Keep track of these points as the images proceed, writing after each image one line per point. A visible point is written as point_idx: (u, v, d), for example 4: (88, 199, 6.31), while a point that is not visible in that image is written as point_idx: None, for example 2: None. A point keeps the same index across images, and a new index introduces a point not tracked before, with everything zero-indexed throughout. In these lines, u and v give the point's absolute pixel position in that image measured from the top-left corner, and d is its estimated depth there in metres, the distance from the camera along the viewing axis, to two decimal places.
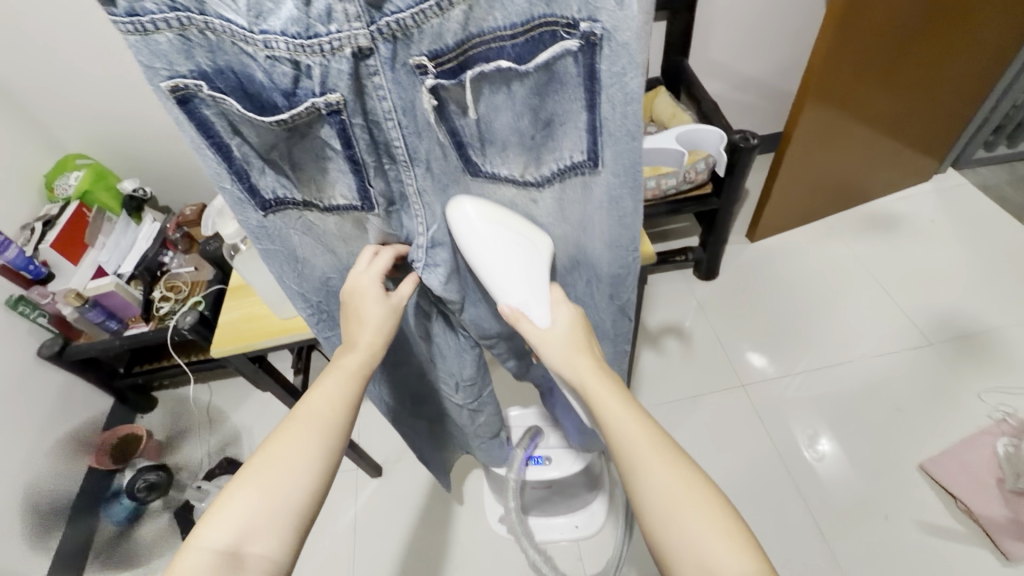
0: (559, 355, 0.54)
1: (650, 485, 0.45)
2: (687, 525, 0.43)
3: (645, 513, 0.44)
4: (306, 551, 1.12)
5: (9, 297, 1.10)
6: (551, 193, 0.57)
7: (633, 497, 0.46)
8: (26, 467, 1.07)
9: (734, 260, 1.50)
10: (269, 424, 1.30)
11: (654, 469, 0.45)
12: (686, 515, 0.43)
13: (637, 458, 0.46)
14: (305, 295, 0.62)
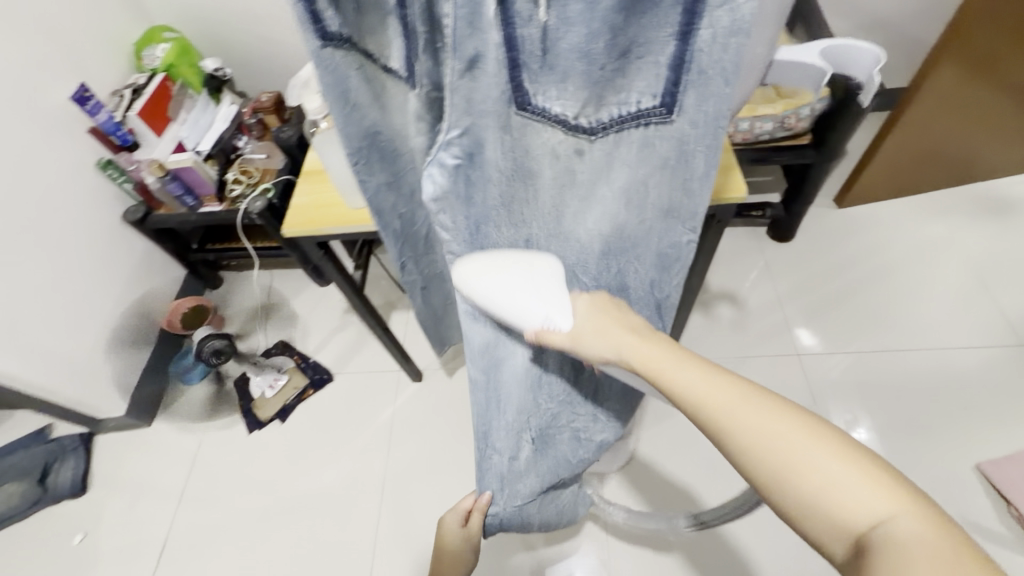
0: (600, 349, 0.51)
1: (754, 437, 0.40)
2: (807, 457, 0.38)
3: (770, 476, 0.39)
4: (346, 436, 1.19)
5: (99, 159, 1.18)
6: (604, 144, 0.51)
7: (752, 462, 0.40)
8: (108, 318, 1.17)
9: (814, 224, 1.38)
10: (322, 316, 1.37)
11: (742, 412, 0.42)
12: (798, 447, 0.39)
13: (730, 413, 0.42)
14: (351, 142, 0.55)
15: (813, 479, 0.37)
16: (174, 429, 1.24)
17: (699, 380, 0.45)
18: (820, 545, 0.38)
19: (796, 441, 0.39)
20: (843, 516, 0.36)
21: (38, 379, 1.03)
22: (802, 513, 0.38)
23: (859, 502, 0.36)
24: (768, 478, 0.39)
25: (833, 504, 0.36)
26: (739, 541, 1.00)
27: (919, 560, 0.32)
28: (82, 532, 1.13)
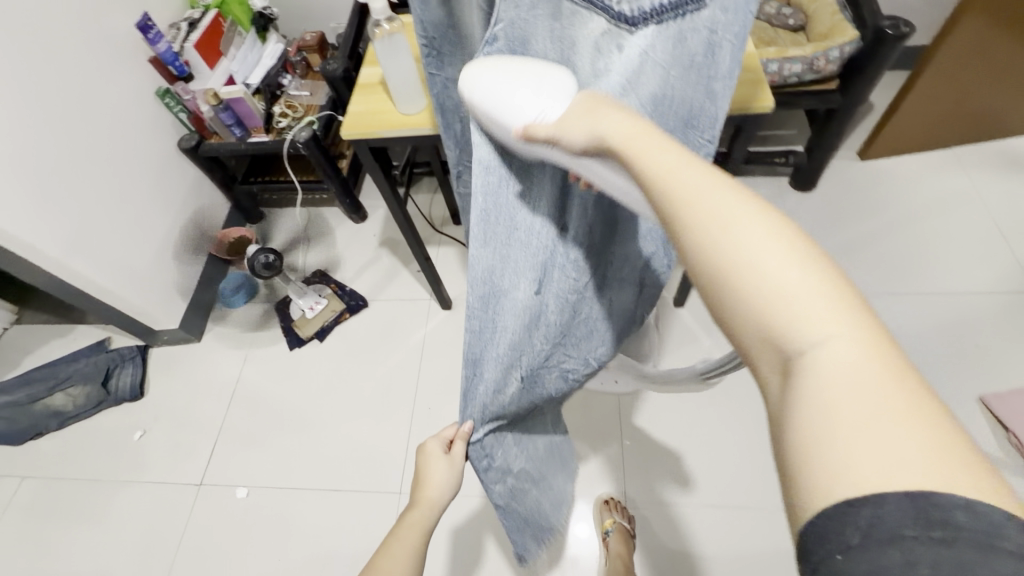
0: (578, 128, 0.40)
1: (731, 230, 0.31)
2: (788, 275, 0.29)
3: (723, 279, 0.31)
4: (379, 356, 1.28)
5: (157, 88, 1.25)
6: (641, 39, 0.45)
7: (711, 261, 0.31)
8: (164, 238, 1.27)
9: (836, 176, 1.41)
10: (358, 249, 1.45)
11: (727, 209, 0.31)
12: (780, 271, 0.29)
13: (716, 209, 0.32)
14: (424, 27, 0.62)
15: (774, 295, 0.29)
16: (222, 345, 1.35)
17: (676, 159, 0.35)
18: (748, 358, 0.31)
19: (771, 246, 0.30)
20: (786, 324, 0.28)
21: (106, 284, 1.13)
22: (746, 327, 0.30)
23: (816, 314, 0.28)
24: (721, 289, 0.30)
25: (788, 322, 0.28)
26: (747, 460, 1.07)
27: (857, 394, 0.26)
28: (142, 430, 1.25)
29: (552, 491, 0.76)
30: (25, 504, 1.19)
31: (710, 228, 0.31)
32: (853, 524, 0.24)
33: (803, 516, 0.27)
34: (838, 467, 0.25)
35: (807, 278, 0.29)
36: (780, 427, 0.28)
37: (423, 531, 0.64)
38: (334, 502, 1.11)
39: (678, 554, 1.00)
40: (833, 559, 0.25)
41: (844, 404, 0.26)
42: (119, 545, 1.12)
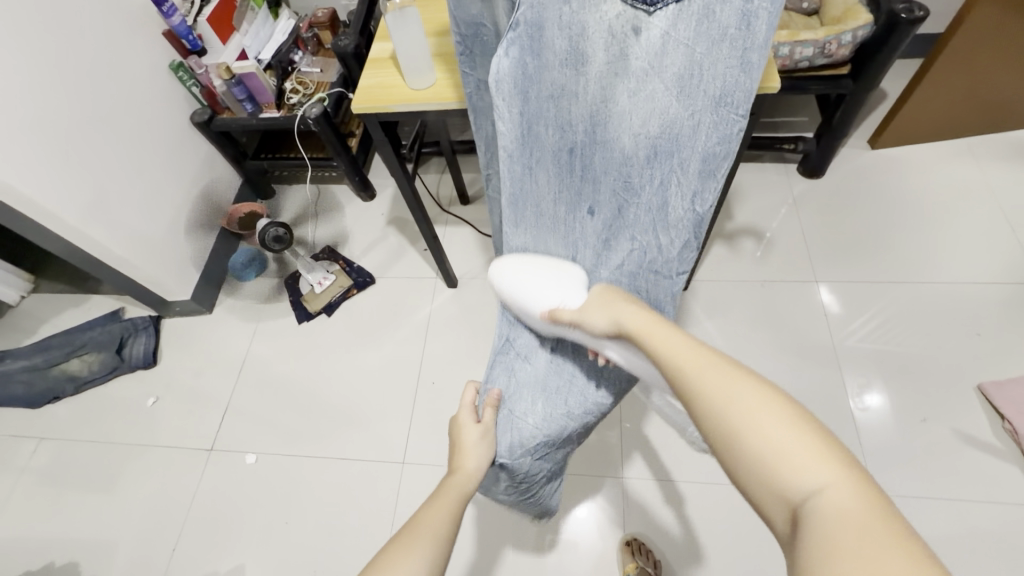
0: (597, 316, 0.63)
1: (720, 398, 0.44)
2: (770, 429, 0.40)
3: (728, 447, 0.42)
4: (385, 332, 1.31)
5: (170, 62, 1.27)
6: (663, 22, 0.56)
7: (721, 445, 0.43)
8: (178, 210, 1.29)
9: (845, 164, 1.41)
10: (366, 227, 1.47)
11: (717, 384, 0.45)
12: (765, 425, 0.41)
13: (707, 385, 0.46)
14: (459, 25, 0.64)
15: (776, 450, 0.39)
16: (232, 317, 1.38)
17: (689, 356, 0.50)
18: (761, 510, 0.40)
19: (771, 418, 0.41)
20: (776, 468, 0.39)
21: (121, 253, 1.16)
22: (755, 483, 0.40)
23: (797, 463, 0.38)
24: (734, 448, 0.42)
25: (787, 471, 0.38)
26: None
27: (844, 521, 0.34)
28: (154, 397, 1.29)
29: (555, 495, 0.80)
30: (43, 465, 1.24)
31: (706, 406, 0.45)
32: None
33: None
34: (835, 572, 0.32)
35: (783, 430, 0.40)
36: (792, 560, 0.35)
37: (463, 492, 0.59)
38: (339, 471, 1.14)
39: (672, 530, 1.02)
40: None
41: (842, 536, 0.33)
42: (133, 505, 1.16)
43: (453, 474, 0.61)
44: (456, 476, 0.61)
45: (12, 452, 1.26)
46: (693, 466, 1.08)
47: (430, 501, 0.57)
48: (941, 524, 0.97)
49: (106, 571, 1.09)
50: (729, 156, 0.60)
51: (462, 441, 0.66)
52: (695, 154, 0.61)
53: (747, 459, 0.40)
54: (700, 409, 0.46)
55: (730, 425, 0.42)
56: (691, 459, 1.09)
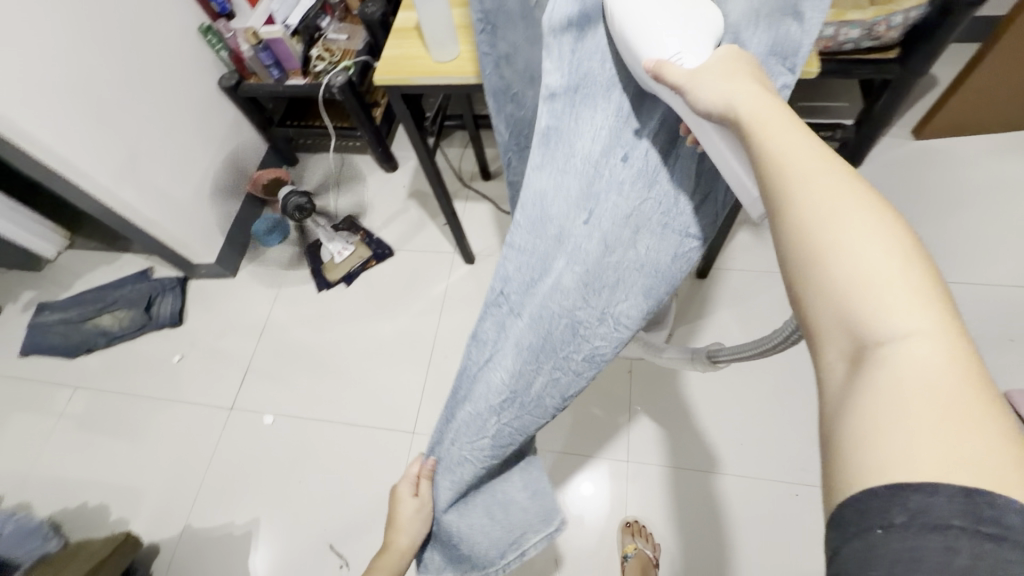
0: (710, 88, 0.41)
1: (820, 215, 0.32)
2: (868, 259, 0.29)
3: (814, 273, 0.31)
4: (401, 304, 1.32)
5: (199, 25, 1.27)
6: None
7: (797, 268, 0.32)
8: (205, 175, 1.31)
9: (885, 154, 1.34)
10: (387, 198, 1.47)
11: (823, 197, 0.32)
12: (873, 259, 0.29)
13: (802, 193, 0.33)
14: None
15: (861, 279, 0.29)
16: (256, 281, 1.41)
17: (794, 151, 0.35)
18: (814, 339, 0.32)
19: (872, 245, 0.30)
20: (862, 319, 0.29)
21: (150, 215, 1.19)
22: (824, 319, 0.30)
23: (893, 306, 0.28)
24: (819, 271, 0.31)
25: (873, 308, 0.29)
26: (752, 434, 1.08)
27: (928, 401, 0.26)
28: (180, 354, 1.34)
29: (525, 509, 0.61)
30: (77, 412, 1.31)
31: (798, 212, 0.33)
32: (900, 505, 0.25)
33: (844, 497, 0.27)
34: (886, 457, 0.26)
35: (881, 253, 0.29)
36: (834, 421, 0.29)
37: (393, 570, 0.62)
38: (352, 435, 1.18)
39: (674, 514, 1.03)
40: (873, 532, 0.25)
41: (922, 408, 0.26)
42: (159, 456, 1.22)
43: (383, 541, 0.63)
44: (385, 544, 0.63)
45: (49, 398, 1.34)
46: (700, 453, 1.08)
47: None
48: None
49: (134, 515, 1.16)
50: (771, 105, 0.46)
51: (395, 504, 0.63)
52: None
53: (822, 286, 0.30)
54: (789, 220, 0.33)
55: (834, 251, 0.30)
56: (699, 447, 1.09)
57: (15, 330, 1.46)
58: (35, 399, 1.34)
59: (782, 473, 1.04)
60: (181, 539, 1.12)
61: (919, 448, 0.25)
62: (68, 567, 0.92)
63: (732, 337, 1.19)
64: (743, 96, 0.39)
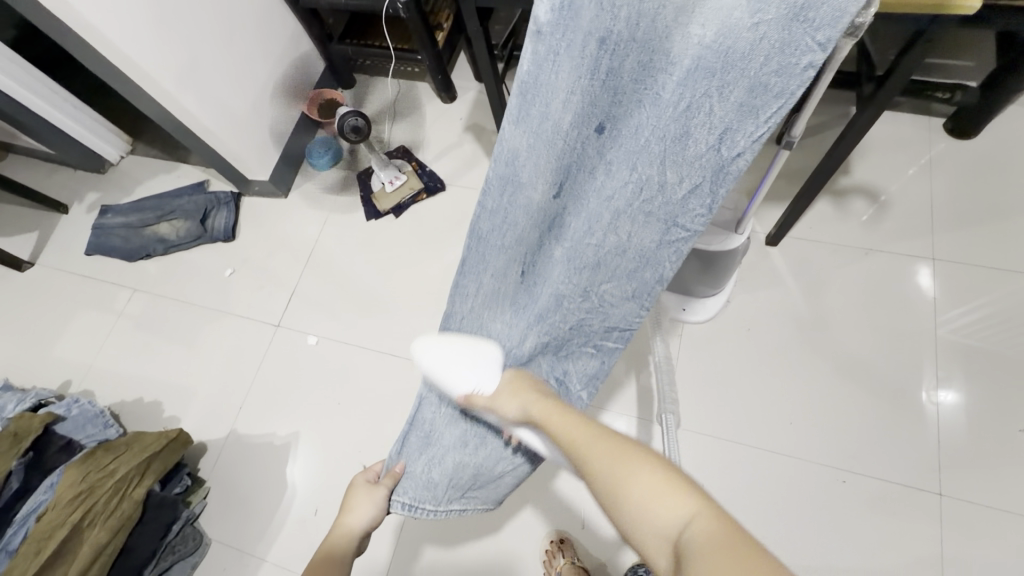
0: (508, 406, 0.69)
1: (608, 472, 0.52)
2: (632, 484, 0.49)
3: (624, 512, 0.48)
4: (449, 241, 1.29)
5: None
6: None
7: (617, 515, 0.49)
8: (262, 89, 1.28)
9: (1007, 126, 1.18)
10: (443, 130, 1.41)
11: (602, 459, 0.53)
12: (629, 477, 0.49)
13: (592, 465, 0.54)
14: None
15: (644, 501, 0.47)
16: (305, 204, 1.40)
17: (576, 430, 0.59)
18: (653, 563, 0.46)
19: (642, 476, 0.49)
20: (649, 518, 0.46)
21: (208, 126, 1.18)
22: (643, 537, 0.46)
23: (666, 501, 0.46)
24: (620, 512, 0.49)
25: (653, 513, 0.46)
26: (802, 415, 1.02)
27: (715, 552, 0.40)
28: (231, 268, 1.37)
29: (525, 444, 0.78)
30: (136, 313, 1.37)
31: (595, 481, 0.53)
32: None
33: None
34: None
35: (642, 474, 0.49)
36: None
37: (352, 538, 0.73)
38: (391, 366, 1.19)
39: (707, 484, 1.01)
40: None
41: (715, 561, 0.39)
42: (208, 363, 1.27)
43: (339, 525, 0.74)
44: (342, 528, 0.74)
45: (111, 298, 1.40)
46: (743, 427, 1.03)
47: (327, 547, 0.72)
48: (1008, 538, 0.90)
49: (184, 415, 1.23)
50: (782, 95, 0.51)
51: (350, 497, 0.76)
52: (745, 79, 0.51)
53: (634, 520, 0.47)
54: (602, 496, 0.51)
55: (615, 497, 0.49)
56: (745, 421, 1.04)
57: (80, 229, 1.51)
58: (98, 296, 1.41)
59: (828, 457, 0.99)
60: (225, 443, 1.18)
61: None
62: (124, 457, 0.97)
63: (795, 312, 1.10)
64: (530, 401, 0.67)
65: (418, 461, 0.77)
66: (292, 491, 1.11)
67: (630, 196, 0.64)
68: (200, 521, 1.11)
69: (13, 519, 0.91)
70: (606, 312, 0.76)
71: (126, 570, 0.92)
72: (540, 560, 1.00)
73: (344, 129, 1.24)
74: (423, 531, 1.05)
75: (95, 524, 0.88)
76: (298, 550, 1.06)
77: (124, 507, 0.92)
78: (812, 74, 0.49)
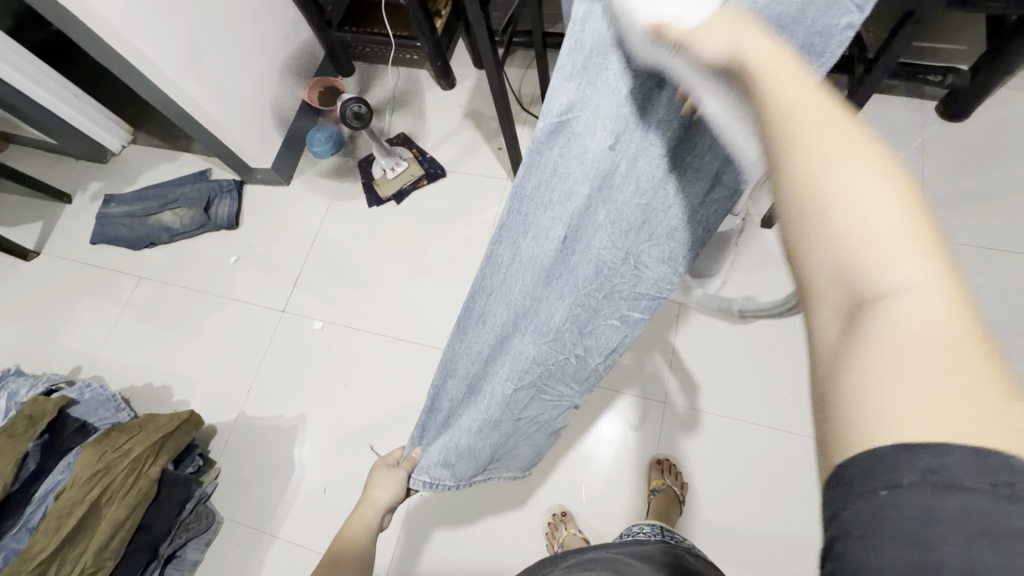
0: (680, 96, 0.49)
1: (838, 172, 0.26)
2: (872, 204, 0.25)
3: (817, 227, 0.27)
4: (451, 228, 1.31)
5: None
6: None
7: (799, 223, 0.28)
8: (263, 77, 1.29)
9: (998, 109, 1.20)
10: (443, 117, 1.43)
11: (833, 138, 0.27)
12: (868, 193, 0.26)
13: (810, 143, 0.28)
14: None
15: (864, 226, 0.25)
16: (308, 191, 1.42)
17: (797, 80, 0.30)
18: (809, 302, 0.28)
19: (876, 179, 0.26)
20: (855, 250, 0.25)
21: (211, 114, 1.19)
22: (816, 270, 0.27)
23: (903, 254, 0.24)
24: (815, 230, 0.27)
25: (874, 263, 0.25)
26: (796, 391, 1.06)
27: (930, 351, 0.23)
28: (236, 256, 1.39)
29: (539, 413, 0.76)
30: (142, 301, 1.39)
31: (801, 170, 0.28)
32: (907, 468, 0.22)
33: (842, 458, 0.24)
34: (893, 410, 0.23)
35: (888, 196, 0.25)
36: (829, 394, 0.25)
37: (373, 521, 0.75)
38: (395, 349, 1.22)
39: (707, 462, 1.04)
40: (875, 494, 0.22)
41: (911, 353, 0.23)
42: (215, 349, 1.30)
43: (363, 505, 0.77)
44: (365, 508, 0.76)
45: (117, 286, 1.42)
46: (739, 404, 1.07)
47: (351, 526, 0.75)
48: None
49: (192, 399, 1.25)
50: None
51: (372, 478, 0.78)
52: None
53: (817, 232, 0.26)
54: (796, 174, 0.28)
55: (825, 196, 0.26)
56: (741, 399, 1.07)
57: (84, 219, 1.53)
58: (103, 285, 1.43)
59: None
60: (235, 425, 1.21)
61: (919, 405, 0.22)
62: (138, 437, 1.00)
63: None
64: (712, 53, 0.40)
65: (435, 443, 0.73)
66: (301, 472, 1.14)
67: None
68: (212, 500, 1.15)
69: (31, 498, 0.93)
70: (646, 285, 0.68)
71: (144, 545, 0.95)
72: (544, 533, 1.03)
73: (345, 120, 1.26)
74: (430, 507, 1.09)
75: (113, 501, 0.91)
76: (309, 527, 1.09)
77: (140, 485, 0.94)
78: None
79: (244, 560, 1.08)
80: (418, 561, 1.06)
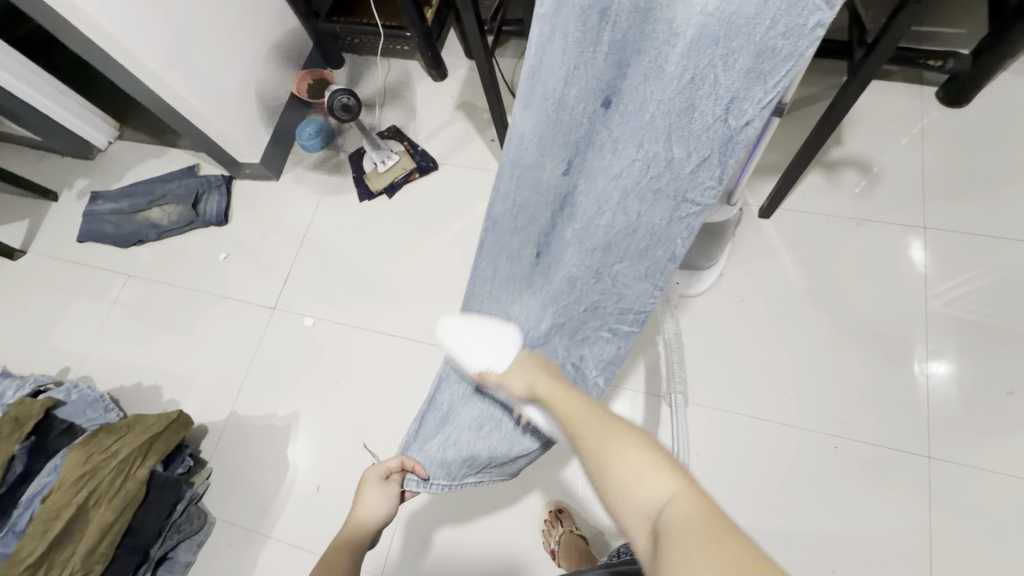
0: (519, 382, 0.70)
1: (608, 466, 0.50)
2: (624, 466, 0.49)
3: (611, 495, 0.48)
4: (443, 222, 1.29)
5: None
6: None
7: (608, 498, 0.49)
8: (249, 69, 1.26)
9: (998, 93, 1.18)
10: (434, 108, 1.40)
11: (598, 446, 0.53)
12: (620, 460, 0.50)
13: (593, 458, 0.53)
14: None
15: (631, 478, 0.47)
16: (298, 186, 1.39)
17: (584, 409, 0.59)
18: (629, 535, 0.46)
19: (625, 460, 0.49)
20: (632, 492, 0.47)
21: (195, 106, 1.16)
22: (626, 514, 0.47)
23: (650, 483, 0.46)
24: (613, 494, 0.48)
25: (641, 494, 0.46)
26: (794, 383, 1.04)
27: (694, 535, 0.39)
28: (225, 253, 1.37)
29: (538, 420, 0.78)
30: (131, 300, 1.37)
31: (599, 474, 0.51)
32: None
33: None
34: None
35: (631, 463, 0.49)
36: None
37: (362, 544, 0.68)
38: (387, 345, 1.20)
39: (705, 457, 1.02)
40: None
41: (686, 539, 0.39)
42: (206, 347, 1.28)
43: (349, 527, 0.70)
44: (351, 530, 0.69)
45: (105, 285, 1.40)
46: (736, 398, 1.05)
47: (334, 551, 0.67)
48: (994, 499, 0.92)
49: (183, 399, 1.24)
50: (791, 58, 0.51)
51: (362, 498, 0.73)
52: (751, 45, 0.51)
53: (610, 499, 0.48)
54: (596, 476, 0.51)
55: (608, 481, 0.49)
56: (738, 392, 1.05)
57: (71, 216, 1.50)
58: (91, 284, 1.41)
59: (821, 424, 1.01)
60: (226, 424, 1.19)
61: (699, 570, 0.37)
62: (126, 438, 0.98)
63: (788, 283, 1.11)
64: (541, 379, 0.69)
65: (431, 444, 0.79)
66: (294, 471, 1.12)
67: (639, 172, 0.65)
68: (204, 501, 1.13)
69: (18, 502, 0.92)
70: (620, 293, 0.76)
71: (134, 547, 0.93)
72: (540, 530, 1.02)
73: (334, 112, 1.23)
74: (425, 504, 1.08)
75: (101, 503, 0.89)
76: (302, 527, 1.08)
77: (129, 486, 0.92)
78: (821, 35, 0.49)
79: (237, 561, 1.07)
80: (413, 560, 1.04)
